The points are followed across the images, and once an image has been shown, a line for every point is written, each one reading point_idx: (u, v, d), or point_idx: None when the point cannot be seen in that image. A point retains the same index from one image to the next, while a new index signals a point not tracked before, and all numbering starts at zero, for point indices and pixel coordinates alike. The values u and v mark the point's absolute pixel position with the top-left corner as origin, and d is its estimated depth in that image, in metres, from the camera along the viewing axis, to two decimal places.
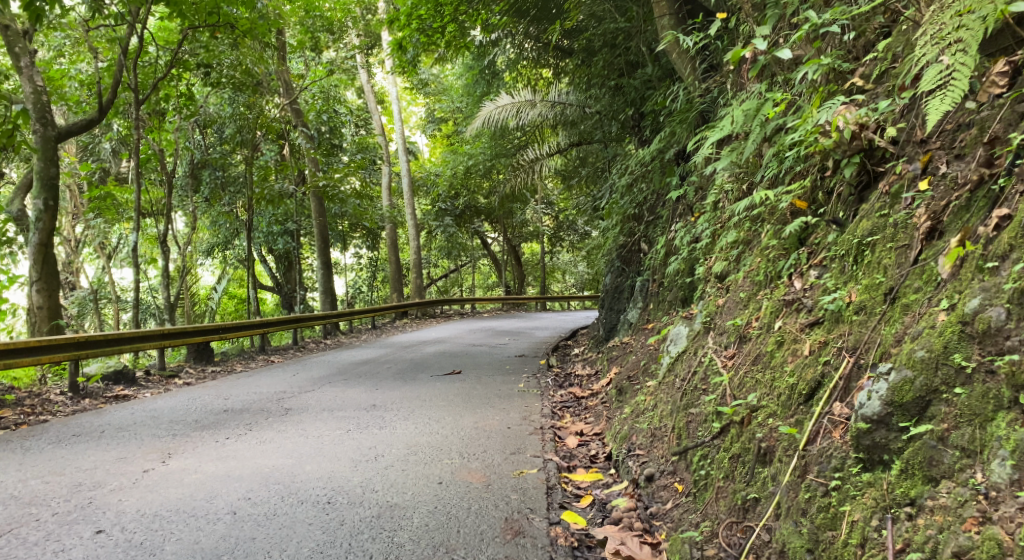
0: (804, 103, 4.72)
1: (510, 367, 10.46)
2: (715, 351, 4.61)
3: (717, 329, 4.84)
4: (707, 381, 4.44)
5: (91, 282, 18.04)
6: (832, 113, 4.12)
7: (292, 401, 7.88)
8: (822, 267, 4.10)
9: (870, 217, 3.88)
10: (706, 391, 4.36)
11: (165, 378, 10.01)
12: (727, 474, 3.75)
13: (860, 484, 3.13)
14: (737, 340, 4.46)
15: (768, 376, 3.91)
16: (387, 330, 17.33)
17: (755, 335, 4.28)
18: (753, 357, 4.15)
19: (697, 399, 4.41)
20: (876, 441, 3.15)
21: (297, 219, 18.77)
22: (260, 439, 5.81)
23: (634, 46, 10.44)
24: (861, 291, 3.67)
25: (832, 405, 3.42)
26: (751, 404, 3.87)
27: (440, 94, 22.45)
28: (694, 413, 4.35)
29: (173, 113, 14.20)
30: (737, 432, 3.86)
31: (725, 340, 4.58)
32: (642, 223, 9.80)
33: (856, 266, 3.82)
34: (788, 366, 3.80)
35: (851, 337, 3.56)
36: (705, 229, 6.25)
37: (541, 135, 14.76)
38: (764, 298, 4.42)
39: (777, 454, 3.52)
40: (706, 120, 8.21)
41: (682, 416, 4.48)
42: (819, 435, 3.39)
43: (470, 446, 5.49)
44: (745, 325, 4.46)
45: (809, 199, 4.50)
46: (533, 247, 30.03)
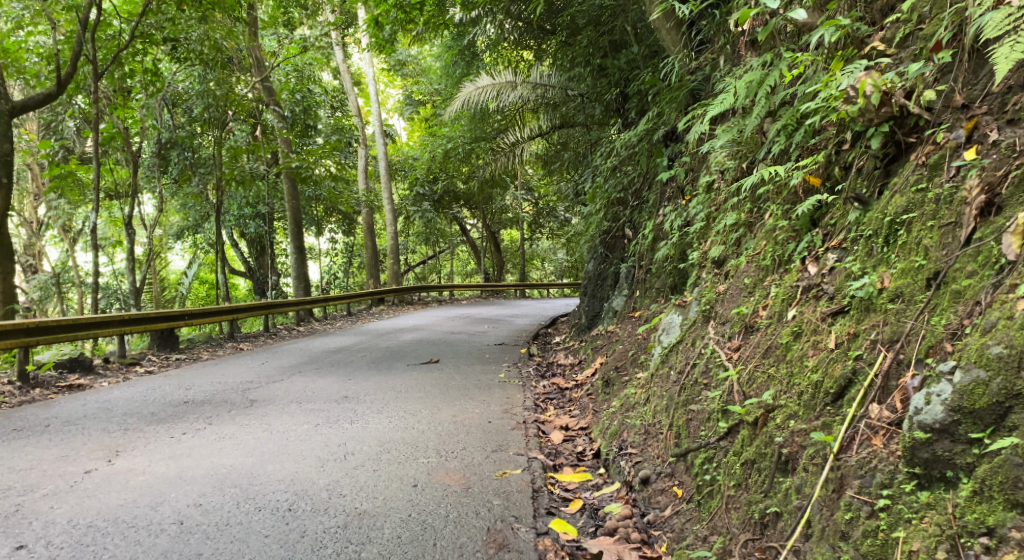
0: (816, 72, 4.36)
1: (490, 356, 10.05)
2: (716, 341, 4.25)
3: (717, 317, 4.47)
4: (708, 375, 4.08)
5: (54, 266, 17.36)
6: (855, 77, 3.76)
7: (258, 391, 7.43)
8: (841, 251, 3.75)
9: (903, 192, 3.52)
10: (709, 386, 4.01)
11: (126, 366, 9.49)
12: (740, 483, 3.41)
13: (916, 505, 2.77)
14: (742, 331, 4.10)
15: (784, 371, 3.56)
16: (363, 317, 16.85)
17: (764, 326, 3.92)
18: (763, 350, 3.80)
19: (698, 395, 4.05)
20: (937, 454, 2.79)
21: (269, 202, 18.16)
22: (218, 435, 5.36)
23: (620, 24, 10.05)
24: (895, 277, 3.32)
25: (868, 408, 3.07)
26: (765, 403, 3.53)
27: (418, 76, 21.92)
28: (696, 410, 3.99)
29: (138, 90, 13.55)
30: (749, 435, 3.51)
31: (728, 331, 4.22)
32: (627, 207, 9.43)
33: (887, 249, 3.47)
34: (808, 362, 3.46)
35: (887, 329, 3.20)
36: (699, 212, 5.89)
37: (522, 118, 14.28)
38: (773, 285, 4.08)
39: (802, 462, 3.18)
40: (695, 100, 7.85)
41: (680, 413, 4.12)
42: (856, 443, 3.04)
43: (448, 443, 5.08)
44: (752, 314, 4.09)
45: (823, 175, 4.15)
46: (512, 234, 29.59)
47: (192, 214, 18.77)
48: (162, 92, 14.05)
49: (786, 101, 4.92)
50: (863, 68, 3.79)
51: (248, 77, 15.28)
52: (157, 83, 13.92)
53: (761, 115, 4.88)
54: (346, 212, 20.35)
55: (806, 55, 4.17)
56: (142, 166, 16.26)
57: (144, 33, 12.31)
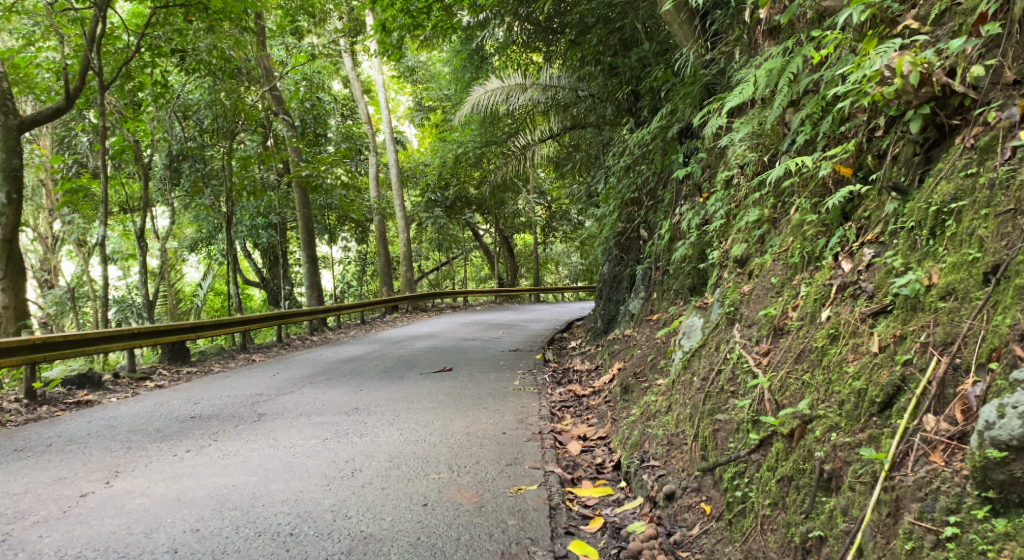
0: (844, 56, 4.10)
1: (504, 363, 9.80)
2: (743, 345, 3.99)
3: (743, 320, 4.20)
4: (736, 382, 3.84)
5: (68, 281, 17.29)
6: (888, 58, 3.51)
7: (267, 405, 7.21)
8: (880, 245, 3.50)
9: (950, 179, 3.28)
10: (736, 394, 3.78)
11: (135, 381, 9.31)
12: (776, 501, 3.18)
13: (990, 537, 2.54)
14: (771, 334, 3.83)
15: (821, 378, 3.33)
16: (377, 325, 16.64)
17: (796, 327, 3.68)
18: (795, 354, 3.55)
19: (724, 404, 3.82)
20: (1014, 476, 2.55)
21: (280, 211, 18.01)
22: (223, 452, 5.16)
23: (629, 23, 9.82)
24: (945, 272, 3.08)
25: (923, 420, 2.85)
26: (802, 414, 3.28)
27: (428, 82, 21.76)
28: (723, 420, 3.75)
29: (148, 103, 13.41)
30: (784, 448, 3.26)
31: (755, 334, 3.97)
32: (641, 208, 9.17)
33: (933, 242, 3.22)
34: (848, 368, 3.22)
35: (939, 331, 2.97)
36: (718, 208, 5.64)
37: (532, 121, 14.00)
38: (802, 284, 3.84)
39: (847, 481, 2.94)
40: (710, 95, 7.60)
41: (706, 423, 3.85)
42: (910, 460, 2.82)
43: (460, 457, 4.85)
44: (781, 316, 3.83)
45: (854, 165, 3.90)
46: (526, 239, 29.35)
47: (205, 226, 18.65)
48: (172, 105, 13.93)
49: (810, 88, 4.67)
50: (898, 46, 3.53)
51: (257, 87, 15.19)
52: (167, 95, 13.77)
53: (783, 105, 4.65)
54: (358, 219, 20.17)
55: (832, 35, 3.90)
56: (153, 179, 16.15)
57: (151, 45, 12.14)
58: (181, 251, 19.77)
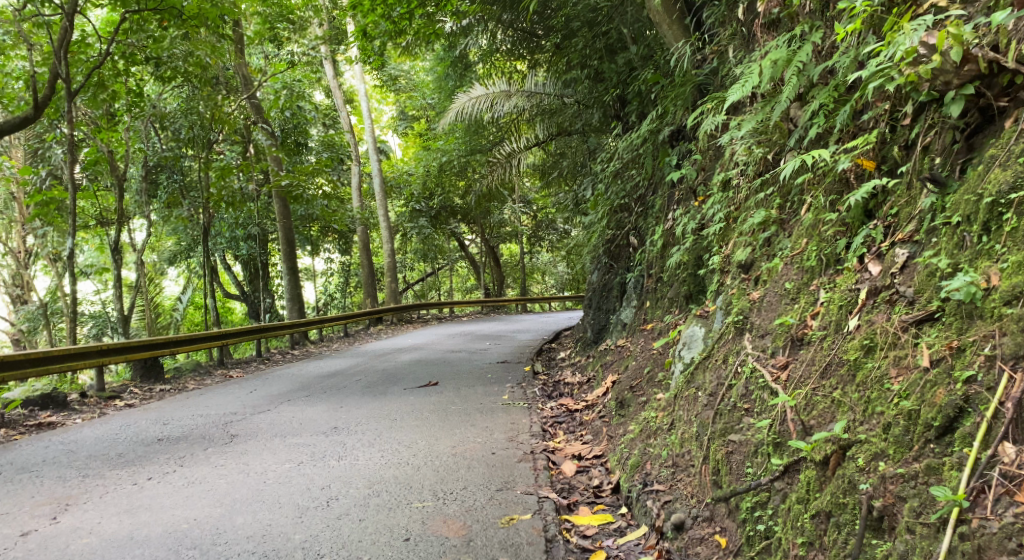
0: (865, 39, 3.84)
1: (492, 376, 9.39)
2: (755, 358, 3.75)
3: (754, 329, 3.92)
4: (750, 399, 3.61)
5: (42, 297, 16.71)
6: (922, 35, 3.28)
7: (241, 425, 6.78)
8: (914, 245, 3.28)
9: (1006, 166, 3.01)
10: (751, 412, 3.55)
11: (104, 401, 8.84)
12: (812, 540, 2.97)
13: None
14: (789, 346, 3.61)
15: (856, 396, 3.13)
16: (361, 338, 16.17)
17: (818, 339, 3.46)
18: (820, 368, 3.35)
19: (737, 423, 3.59)
20: None
21: (260, 222, 17.52)
22: (187, 480, 4.75)
23: (614, 28, 9.54)
24: (1008, 274, 2.84)
25: (1001, 450, 2.62)
26: (836, 437, 3.07)
27: (411, 91, 21.38)
28: (736, 442, 3.52)
29: (123, 112, 12.86)
30: (816, 476, 3.08)
31: (770, 345, 3.72)
32: (631, 214, 8.83)
33: (986, 239, 2.98)
34: (892, 386, 3.01)
35: (1008, 342, 2.73)
36: (718, 211, 5.32)
37: (517, 129, 13.60)
38: (823, 291, 3.62)
39: (904, 522, 2.74)
40: (703, 96, 7.31)
41: (718, 445, 3.61)
42: (993, 500, 2.59)
43: (447, 481, 4.50)
44: (799, 327, 3.62)
45: (877, 158, 3.68)
46: (512, 248, 28.99)
47: (184, 238, 18.14)
48: (148, 114, 13.42)
49: (819, 80, 4.37)
50: (931, 23, 3.32)
51: (236, 95, 14.76)
52: (142, 105, 13.24)
53: (790, 98, 4.35)
54: (341, 230, 19.73)
55: (861, 9, 3.61)
56: (129, 191, 15.62)
57: (125, 53, 11.53)
58: (159, 265, 19.20)
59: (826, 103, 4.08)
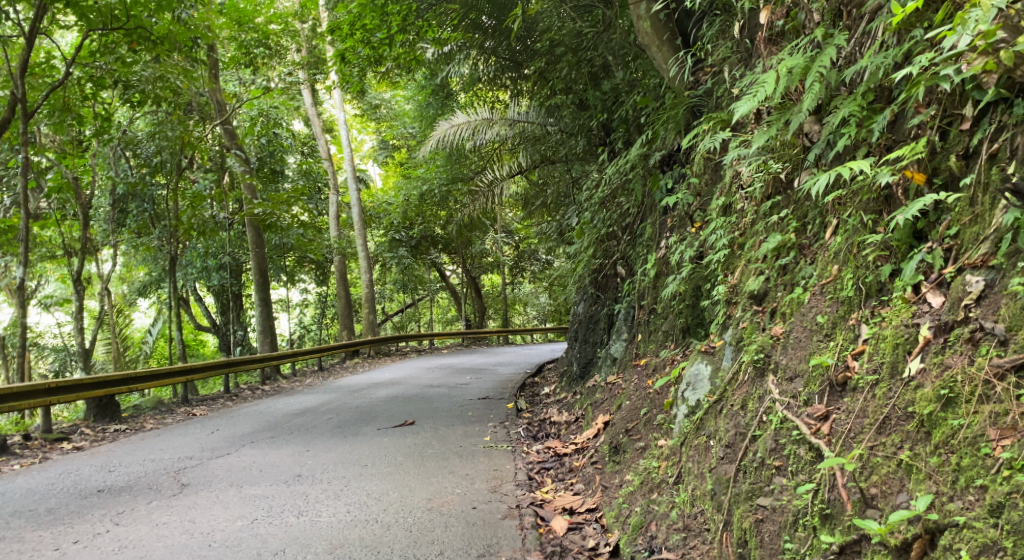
0: (912, 37, 3.47)
1: (473, 414, 8.77)
2: (785, 406, 3.42)
3: (779, 370, 3.58)
4: (782, 455, 3.29)
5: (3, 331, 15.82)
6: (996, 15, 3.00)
7: (195, 471, 6.17)
8: (991, 271, 2.95)
9: None
10: (783, 470, 3.24)
11: (50, 443, 8.18)
12: None
13: None
14: (826, 392, 3.29)
15: (935, 460, 2.79)
16: (336, 372, 15.43)
17: (866, 389, 3.14)
18: (876, 422, 3.03)
19: (767, 484, 3.28)
20: None
21: (233, 252, 16.77)
22: (118, 543, 4.29)
23: (598, 54, 9.17)
24: None
25: None
26: (920, 515, 2.72)
27: (392, 120, 20.84)
28: (769, 508, 3.21)
29: (90, 137, 12.04)
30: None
31: (802, 390, 3.40)
32: (620, 243, 8.35)
33: None
34: (996, 454, 2.64)
35: None
36: (720, 237, 4.86)
37: (499, 157, 13.04)
38: (865, 327, 3.31)
39: None
40: (696, 118, 6.86)
41: (745, 510, 3.29)
42: None
43: (420, 545, 4.13)
44: (838, 370, 3.30)
45: (929, 171, 3.34)
46: (493, 279, 28.39)
47: (154, 268, 17.32)
48: (117, 139, 12.61)
49: (839, 88, 3.95)
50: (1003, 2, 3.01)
51: (209, 122, 14.05)
52: (112, 131, 12.43)
53: (809, 109, 3.90)
54: (318, 260, 19.02)
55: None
56: (95, 220, 14.84)
57: (93, 75, 10.59)
58: (130, 296, 18.31)
59: (853, 113, 3.72)
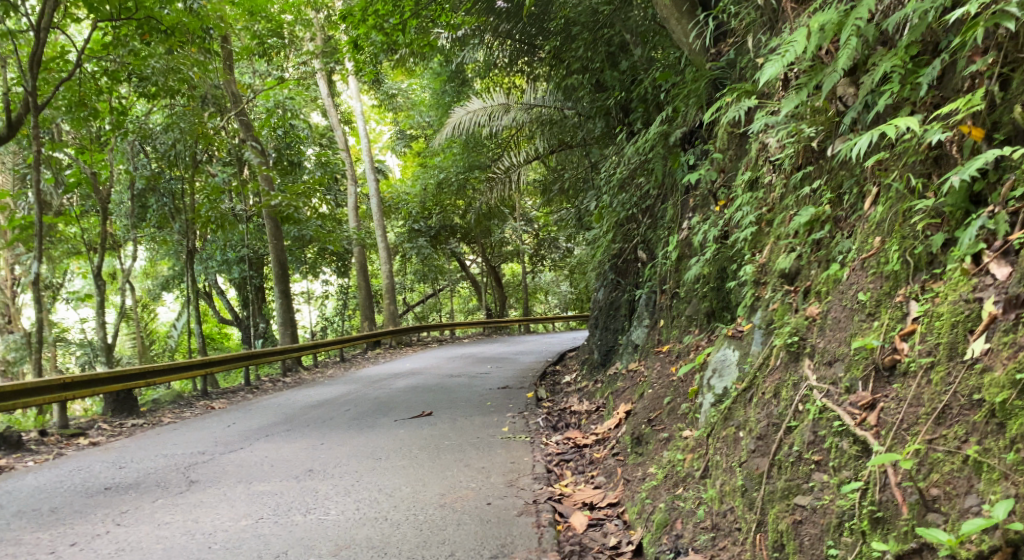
0: None
1: (492, 404, 8.53)
2: (824, 394, 3.15)
3: (818, 354, 3.31)
4: (822, 448, 3.04)
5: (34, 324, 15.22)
6: None
7: (206, 466, 6.00)
8: None
9: None
10: (825, 465, 2.99)
11: (66, 439, 8.07)
12: None
13: None
14: (870, 379, 3.03)
15: (1011, 458, 2.50)
16: (357, 364, 15.26)
17: (919, 374, 2.87)
18: (936, 412, 2.75)
19: (806, 481, 3.03)
20: None
21: (251, 245, 16.63)
22: (117, 546, 4.14)
23: (616, 31, 8.81)
24: None
25: None
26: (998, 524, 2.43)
27: (409, 109, 20.55)
28: (807, 508, 2.96)
29: (107, 132, 11.81)
30: None
31: (844, 377, 3.13)
32: (640, 225, 8.04)
33: None
34: None
35: None
36: (745, 215, 4.54)
37: (516, 143, 12.71)
38: (917, 306, 3.02)
39: None
40: (719, 91, 6.53)
41: (781, 509, 3.05)
42: None
43: (429, 546, 3.92)
44: (886, 353, 3.03)
45: (987, 126, 3.04)
46: (514, 268, 28.10)
47: (176, 262, 17.21)
48: (133, 134, 12.37)
49: (876, 44, 3.63)
50: None
51: (224, 114, 13.81)
52: (128, 125, 12.19)
53: (844, 68, 3.60)
54: (338, 252, 18.83)
55: None
56: (116, 215, 14.71)
57: (107, 69, 10.30)
58: (153, 290, 18.26)
59: (894, 68, 3.41)
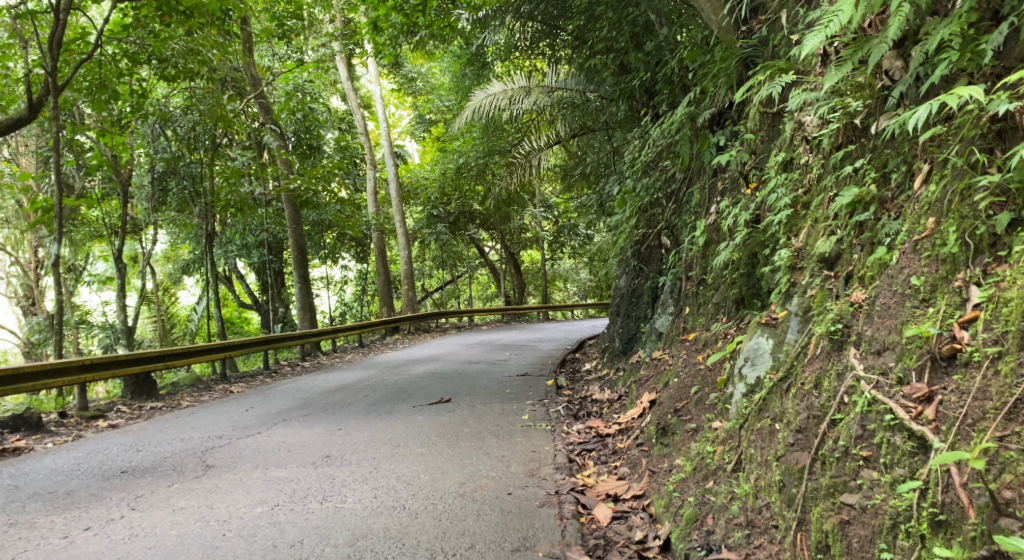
0: None
1: (511, 392, 8.40)
2: (874, 386, 3.00)
3: (865, 343, 3.15)
4: (871, 443, 2.90)
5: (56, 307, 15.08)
6: None
7: (222, 451, 5.91)
8: None
9: None
10: (875, 462, 2.85)
11: (86, 421, 8.03)
12: None
13: None
14: (925, 370, 2.88)
15: None
16: (376, 349, 15.18)
17: (985, 365, 2.71)
18: (1006, 408, 2.59)
19: (852, 479, 2.90)
20: None
21: (271, 229, 16.57)
22: (130, 532, 4.05)
23: (641, 12, 8.56)
24: None
25: None
26: None
27: (429, 93, 20.33)
28: (855, 508, 2.83)
29: (129, 115, 11.70)
30: None
31: (893, 368, 2.98)
32: (665, 210, 7.83)
33: None
34: None
35: None
36: (779, 198, 4.35)
37: (536, 128, 12.48)
38: (980, 293, 2.84)
39: None
40: (749, 70, 6.32)
41: (825, 509, 2.92)
42: None
43: (448, 538, 3.79)
44: (943, 342, 2.87)
45: None
46: (533, 255, 27.91)
47: (197, 246, 17.18)
48: (154, 117, 12.26)
49: (928, 13, 3.41)
50: None
51: (244, 96, 13.67)
52: (148, 107, 12.05)
53: (894, 38, 3.39)
54: (358, 238, 18.72)
55: None
56: (136, 199, 14.67)
57: (128, 52, 10.13)
58: (174, 274, 18.26)
59: (951, 36, 3.20)
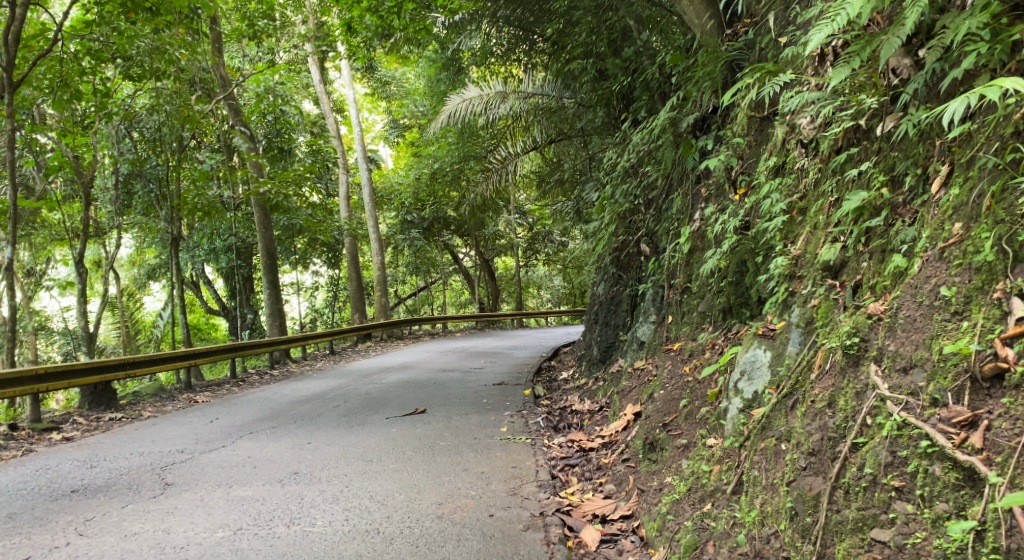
0: None
1: (487, 402, 8.11)
2: (904, 407, 2.80)
3: (888, 360, 2.94)
4: (904, 472, 2.69)
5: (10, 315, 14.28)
6: None
7: (181, 467, 5.55)
8: None
9: None
10: (912, 495, 2.64)
11: (37, 434, 7.58)
12: None
13: None
14: (967, 392, 2.67)
15: None
16: (348, 356, 14.76)
17: None
18: None
19: (882, 512, 2.69)
20: None
21: (239, 233, 16.07)
22: None
23: (619, 17, 8.31)
24: None
25: None
26: None
27: (403, 98, 19.97)
28: (890, 547, 2.62)
29: (91, 115, 11.12)
30: None
31: (922, 389, 2.78)
32: (645, 217, 7.63)
33: None
34: None
35: None
36: (773, 203, 4.16)
37: (513, 134, 12.21)
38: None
39: None
40: (735, 74, 6.13)
41: (849, 543, 2.72)
42: None
43: None
44: (987, 361, 2.66)
45: None
46: (507, 262, 27.61)
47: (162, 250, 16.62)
48: (119, 117, 11.70)
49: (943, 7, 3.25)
50: None
51: (212, 97, 13.18)
52: (112, 105, 11.46)
53: (906, 33, 3.22)
54: (329, 243, 18.27)
55: None
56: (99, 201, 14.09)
57: (91, 50, 9.54)
58: (139, 279, 17.65)
59: (979, 28, 3.04)
